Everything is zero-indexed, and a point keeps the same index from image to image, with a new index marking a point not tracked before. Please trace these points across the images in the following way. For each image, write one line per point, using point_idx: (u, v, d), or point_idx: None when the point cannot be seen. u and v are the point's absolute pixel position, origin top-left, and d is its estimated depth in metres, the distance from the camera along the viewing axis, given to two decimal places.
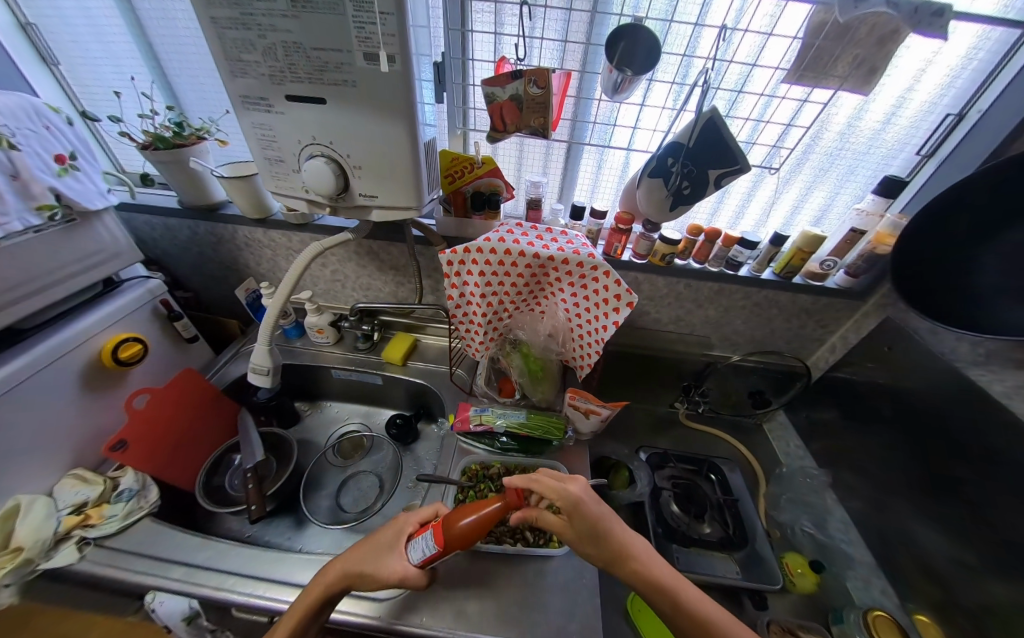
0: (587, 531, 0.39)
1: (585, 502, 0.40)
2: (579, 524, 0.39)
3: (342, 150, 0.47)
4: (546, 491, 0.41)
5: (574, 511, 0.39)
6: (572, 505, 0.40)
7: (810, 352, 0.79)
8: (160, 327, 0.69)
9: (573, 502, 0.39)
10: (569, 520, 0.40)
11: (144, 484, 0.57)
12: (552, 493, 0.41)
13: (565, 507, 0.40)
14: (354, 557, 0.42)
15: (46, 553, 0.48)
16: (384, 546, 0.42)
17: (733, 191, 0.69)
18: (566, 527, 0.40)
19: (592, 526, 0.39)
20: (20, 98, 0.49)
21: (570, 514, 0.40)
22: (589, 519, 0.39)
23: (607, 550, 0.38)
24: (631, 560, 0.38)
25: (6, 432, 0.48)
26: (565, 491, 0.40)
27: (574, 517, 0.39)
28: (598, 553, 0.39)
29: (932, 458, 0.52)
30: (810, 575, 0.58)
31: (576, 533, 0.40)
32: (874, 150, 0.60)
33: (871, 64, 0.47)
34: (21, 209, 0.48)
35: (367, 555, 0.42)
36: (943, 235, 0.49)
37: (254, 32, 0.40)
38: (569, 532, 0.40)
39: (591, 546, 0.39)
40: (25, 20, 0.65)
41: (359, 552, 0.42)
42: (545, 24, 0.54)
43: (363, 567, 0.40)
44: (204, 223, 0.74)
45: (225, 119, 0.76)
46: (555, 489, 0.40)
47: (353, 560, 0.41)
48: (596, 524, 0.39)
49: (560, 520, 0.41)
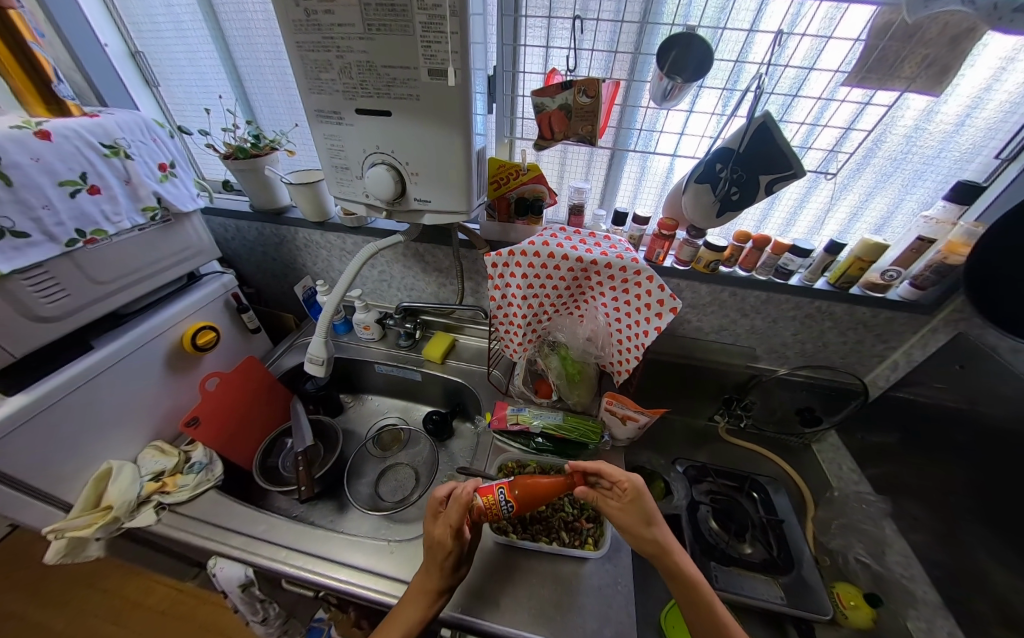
0: (644, 518, 0.42)
1: (646, 493, 0.44)
2: (638, 509, 0.42)
3: (402, 159, 0.51)
4: (614, 474, 0.45)
5: (637, 495, 0.43)
6: (636, 491, 0.44)
7: (867, 370, 0.74)
8: (230, 318, 0.77)
9: (638, 488, 0.43)
10: (629, 504, 0.43)
11: (212, 459, 0.63)
12: (620, 475, 0.45)
13: (629, 490, 0.44)
14: (438, 582, 0.41)
15: (130, 513, 0.53)
16: (457, 562, 0.42)
17: (784, 198, 0.67)
18: (624, 511, 0.43)
19: (649, 514, 0.42)
20: (136, 115, 0.57)
21: (633, 500, 0.43)
22: (648, 508, 0.43)
23: (657, 539, 0.41)
24: (677, 555, 0.40)
25: (104, 403, 0.55)
26: (634, 476, 0.44)
27: (635, 502, 0.43)
28: (649, 541, 0.41)
29: (1009, 489, 0.47)
30: (865, 609, 0.53)
31: (632, 518, 0.42)
32: (945, 154, 0.56)
33: (944, 63, 0.45)
34: (131, 209, 0.56)
35: (448, 576, 0.41)
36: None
37: (333, 54, 0.45)
38: (626, 517, 0.43)
39: (645, 528, 0.42)
40: (135, 48, 0.76)
41: (437, 575, 0.41)
42: (594, 37, 0.55)
43: (452, 581, 0.42)
44: (271, 225, 0.82)
45: (293, 132, 0.84)
46: (623, 472, 0.45)
47: (439, 583, 0.41)
48: (652, 513, 0.43)
49: (617, 503, 0.44)
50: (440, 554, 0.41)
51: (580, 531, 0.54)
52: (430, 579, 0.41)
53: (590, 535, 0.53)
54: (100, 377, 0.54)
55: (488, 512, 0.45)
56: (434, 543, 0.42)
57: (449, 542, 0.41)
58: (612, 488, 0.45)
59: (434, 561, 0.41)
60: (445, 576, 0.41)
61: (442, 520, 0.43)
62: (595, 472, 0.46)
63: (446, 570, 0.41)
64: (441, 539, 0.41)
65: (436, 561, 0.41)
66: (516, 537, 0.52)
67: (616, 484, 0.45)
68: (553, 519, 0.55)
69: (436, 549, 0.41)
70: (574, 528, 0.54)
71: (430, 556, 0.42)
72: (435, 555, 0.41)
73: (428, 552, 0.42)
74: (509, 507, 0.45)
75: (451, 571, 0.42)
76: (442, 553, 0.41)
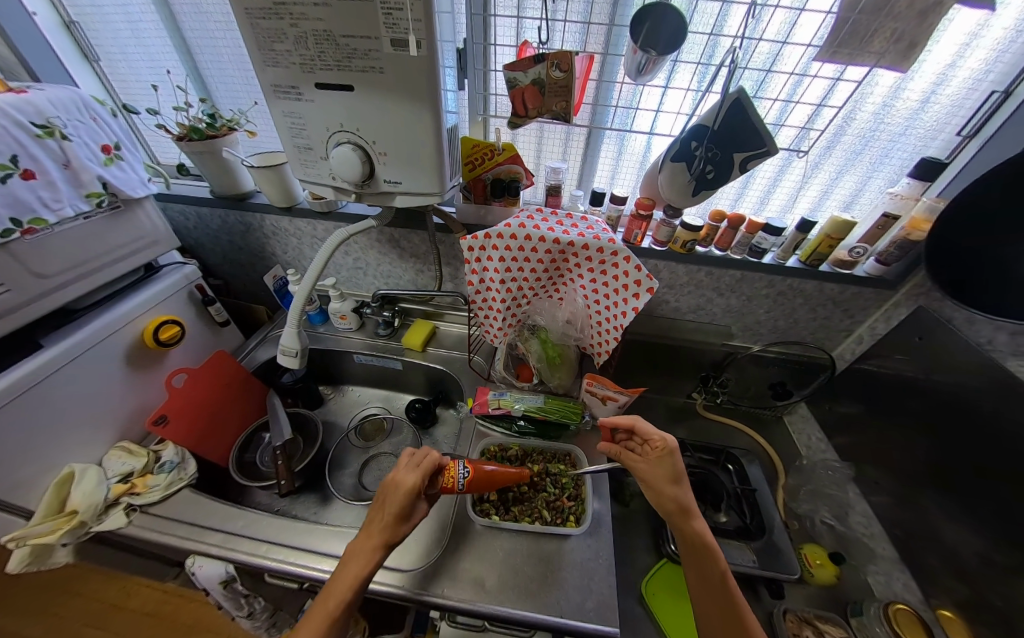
0: (669, 476, 0.44)
1: (678, 455, 0.44)
2: (667, 466, 0.44)
3: (368, 137, 0.49)
4: (649, 433, 0.47)
5: (668, 453, 0.44)
6: (667, 450, 0.45)
7: (835, 344, 0.77)
8: (195, 311, 0.73)
9: (669, 448, 0.44)
10: (659, 460, 0.45)
11: (183, 458, 0.61)
12: (654, 434, 0.47)
13: (661, 447, 0.45)
14: (381, 534, 0.40)
15: (98, 517, 0.51)
16: (405, 513, 0.41)
17: (757, 177, 0.68)
18: (652, 467, 0.45)
19: (677, 473, 0.44)
20: (70, 90, 0.52)
21: (663, 457, 0.45)
22: (678, 466, 0.44)
23: (679, 498, 0.42)
24: (694, 520, 0.41)
25: (60, 404, 0.52)
26: (668, 437, 0.46)
27: (665, 459, 0.44)
28: (673, 497, 0.42)
29: (961, 452, 0.50)
30: (829, 567, 0.58)
31: (658, 474, 0.44)
32: (910, 132, 0.57)
33: (911, 39, 0.44)
34: (73, 196, 0.52)
35: (393, 528, 0.40)
36: (985, 227, 0.47)
37: (286, 21, 0.41)
38: (652, 472, 0.45)
39: (670, 486, 0.43)
40: (68, 18, 0.68)
41: (382, 526, 0.40)
42: (567, 7, 0.53)
43: (396, 535, 0.40)
44: (235, 212, 0.78)
45: (254, 111, 0.79)
46: (658, 432, 0.47)
47: (383, 535, 0.40)
48: (681, 474, 0.44)
49: (647, 459, 0.46)
50: (389, 497, 0.42)
51: (562, 509, 0.54)
52: (373, 532, 0.40)
53: (572, 512, 0.54)
54: (57, 374, 0.51)
55: (446, 475, 0.46)
56: (387, 488, 0.43)
57: (399, 483, 0.42)
58: (644, 447, 0.48)
59: (381, 508, 0.41)
60: (391, 527, 0.40)
61: (403, 465, 0.45)
62: (630, 428, 0.49)
63: (393, 520, 0.40)
64: (394, 480, 0.43)
65: (384, 510, 0.41)
66: (498, 519, 0.53)
67: (649, 442, 0.47)
68: (535, 499, 0.56)
69: (386, 492, 0.42)
70: (556, 506, 0.55)
71: (378, 504, 0.42)
72: (383, 499, 0.42)
73: (379, 499, 0.43)
74: (465, 475, 0.46)
75: (399, 520, 0.40)
76: (391, 494, 0.42)
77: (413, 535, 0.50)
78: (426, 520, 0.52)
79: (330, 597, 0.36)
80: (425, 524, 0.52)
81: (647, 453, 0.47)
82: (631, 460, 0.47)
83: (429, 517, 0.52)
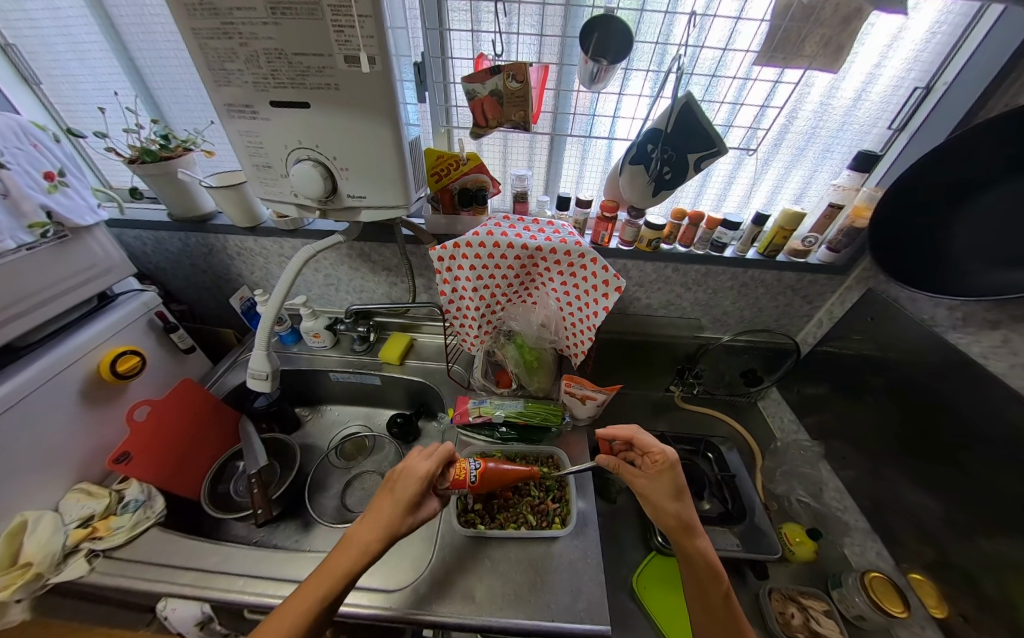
0: (672, 491, 0.44)
1: (678, 469, 0.45)
2: (669, 481, 0.45)
3: (329, 154, 0.48)
4: (648, 446, 0.47)
5: (668, 468, 0.45)
6: (668, 464, 0.45)
7: (798, 329, 0.81)
8: (156, 340, 0.70)
9: (671, 462, 0.45)
10: (660, 475, 0.45)
11: (150, 494, 0.58)
12: (653, 447, 0.47)
13: (662, 461, 0.45)
14: (386, 523, 0.39)
15: (56, 567, 0.48)
16: (414, 503, 0.41)
17: (715, 174, 0.71)
18: (653, 481, 0.46)
19: (678, 489, 0.44)
20: (5, 117, 0.50)
21: (664, 472, 0.45)
22: (679, 480, 0.45)
23: (682, 514, 0.43)
24: (697, 536, 0.42)
25: (12, 446, 0.49)
26: (667, 450, 0.46)
27: (666, 474, 0.45)
28: (674, 512, 0.43)
29: (920, 424, 0.53)
30: (807, 544, 0.61)
31: (660, 489, 0.45)
32: (848, 127, 0.62)
33: (838, 43, 0.47)
34: (14, 227, 0.49)
35: (399, 518, 0.40)
36: (920, 213, 0.52)
37: (235, 41, 0.41)
38: (654, 486, 0.45)
39: (672, 501, 0.44)
40: (5, 41, 0.65)
41: (388, 513, 0.40)
42: (520, 20, 0.55)
43: (402, 527, 0.39)
44: (195, 234, 0.75)
45: (210, 130, 0.77)
46: (658, 445, 0.47)
47: (389, 525, 0.39)
48: (681, 488, 0.45)
49: (648, 475, 0.47)
50: (401, 482, 0.42)
51: (546, 512, 0.55)
52: (377, 521, 0.39)
53: (557, 514, 0.55)
54: (7, 415, 0.48)
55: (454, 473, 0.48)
56: (400, 472, 0.43)
57: (414, 468, 0.43)
58: (644, 460, 0.48)
59: (391, 494, 0.42)
60: (398, 515, 0.40)
61: (418, 452, 0.46)
62: (628, 440, 0.49)
63: (402, 509, 0.40)
64: (409, 464, 0.44)
65: (392, 497, 0.41)
66: (484, 527, 0.53)
67: (649, 455, 0.47)
68: (520, 505, 0.56)
69: (399, 477, 0.43)
70: (540, 510, 0.55)
71: (388, 488, 0.42)
72: (395, 483, 0.43)
73: (390, 483, 0.43)
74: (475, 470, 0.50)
75: (408, 509, 0.40)
76: (404, 480, 0.42)
77: (397, 554, 0.49)
78: (414, 538, 0.52)
79: (315, 582, 0.36)
80: (412, 540, 0.51)
81: (648, 467, 0.48)
82: (631, 474, 0.47)
83: (418, 534, 0.52)
